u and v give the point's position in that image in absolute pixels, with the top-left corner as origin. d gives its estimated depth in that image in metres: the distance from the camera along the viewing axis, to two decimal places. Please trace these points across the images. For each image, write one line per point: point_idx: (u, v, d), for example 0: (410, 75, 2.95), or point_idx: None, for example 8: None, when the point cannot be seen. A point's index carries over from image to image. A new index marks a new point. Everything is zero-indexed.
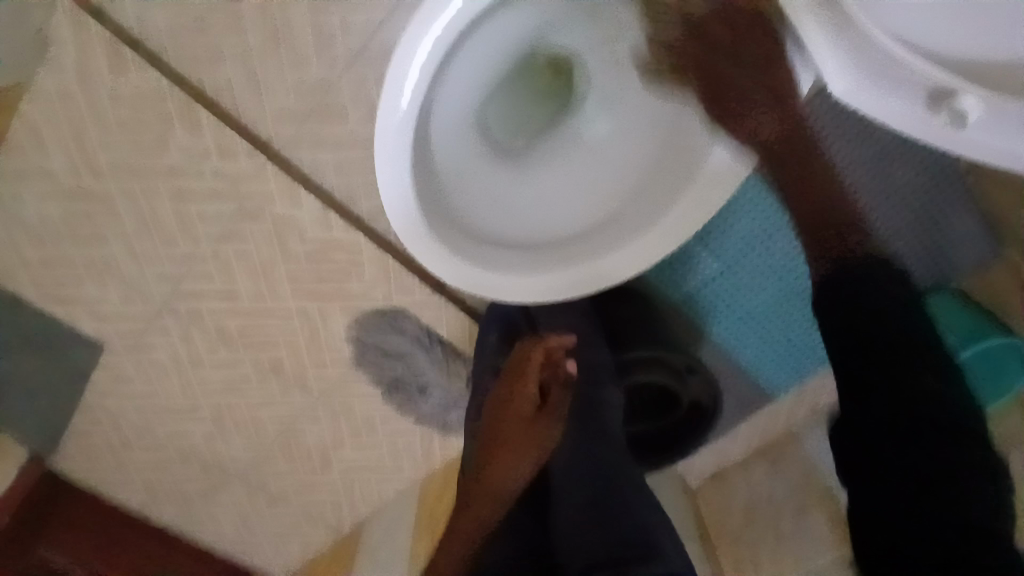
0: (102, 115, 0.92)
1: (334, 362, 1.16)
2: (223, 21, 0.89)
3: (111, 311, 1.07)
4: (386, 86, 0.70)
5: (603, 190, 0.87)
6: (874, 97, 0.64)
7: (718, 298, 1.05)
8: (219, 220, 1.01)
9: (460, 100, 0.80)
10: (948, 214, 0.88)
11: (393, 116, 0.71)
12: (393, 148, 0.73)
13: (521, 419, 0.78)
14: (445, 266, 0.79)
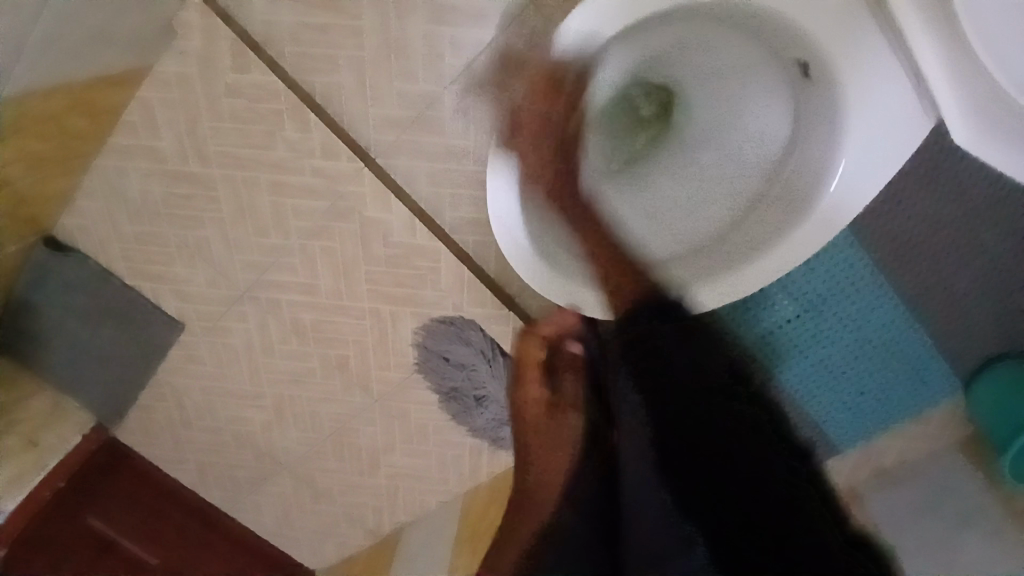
0: (218, 106, 0.99)
1: (400, 365, 1.17)
2: (344, 29, 0.94)
3: (195, 291, 1.14)
4: (510, 115, 0.77)
5: (698, 223, 0.87)
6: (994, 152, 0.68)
7: (793, 340, 1.05)
8: (311, 216, 1.05)
9: (569, 120, 0.84)
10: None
11: (513, 142, 0.79)
12: (509, 168, 0.79)
13: (534, 414, 0.80)
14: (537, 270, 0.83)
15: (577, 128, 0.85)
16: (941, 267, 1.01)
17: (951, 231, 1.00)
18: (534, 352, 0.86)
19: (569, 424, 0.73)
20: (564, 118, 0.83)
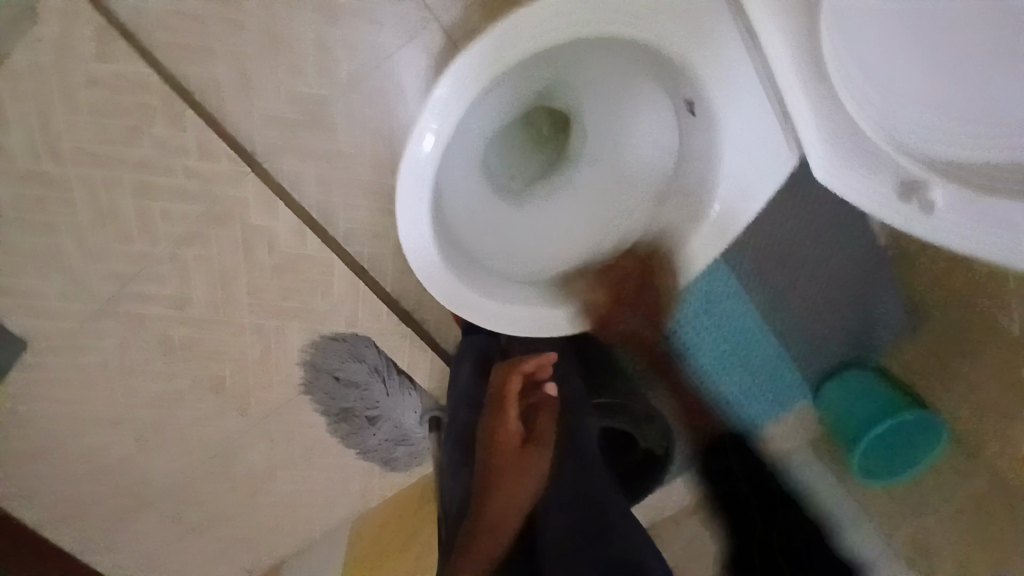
0: (78, 99, 0.87)
1: (282, 385, 1.11)
2: (225, 21, 0.88)
3: (46, 307, 0.99)
4: (414, 126, 0.70)
5: (590, 240, 0.86)
6: (852, 179, 0.68)
7: (677, 348, 1.10)
8: (183, 221, 0.96)
9: (467, 131, 0.81)
10: (876, 293, 1.10)
11: (417, 154, 0.71)
12: (415, 187, 0.73)
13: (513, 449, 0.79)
14: (447, 291, 0.78)
15: (472, 134, 0.82)
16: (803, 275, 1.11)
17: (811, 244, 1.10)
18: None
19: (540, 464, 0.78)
20: (462, 132, 0.80)
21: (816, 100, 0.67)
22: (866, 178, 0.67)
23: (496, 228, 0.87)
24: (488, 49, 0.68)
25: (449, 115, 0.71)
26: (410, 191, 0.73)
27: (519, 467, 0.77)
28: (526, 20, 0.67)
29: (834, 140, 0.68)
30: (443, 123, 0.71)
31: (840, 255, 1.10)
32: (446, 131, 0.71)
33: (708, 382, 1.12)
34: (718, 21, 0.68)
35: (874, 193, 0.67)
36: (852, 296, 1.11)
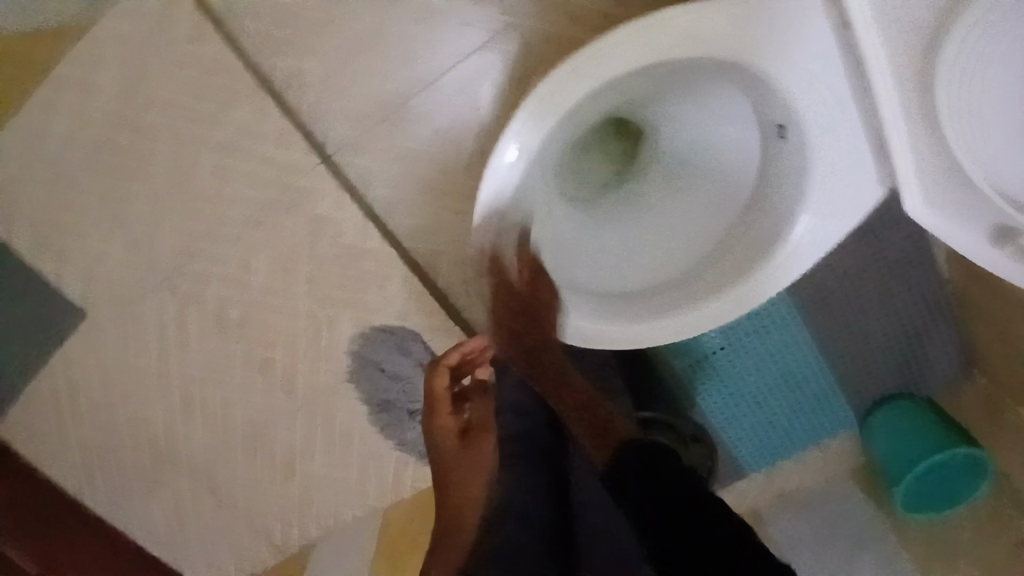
0: (169, 76, 0.93)
1: (329, 372, 1.12)
2: (318, 18, 0.91)
3: (109, 273, 1.04)
4: (502, 133, 0.69)
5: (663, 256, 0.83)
6: (948, 223, 0.64)
7: (717, 372, 1.11)
8: (252, 205, 0.97)
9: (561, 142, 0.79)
10: (931, 337, 1.12)
11: (505, 159, 0.70)
12: (497, 196, 0.71)
13: (454, 442, 0.87)
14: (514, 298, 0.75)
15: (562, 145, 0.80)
16: (863, 317, 1.10)
17: (871, 284, 1.09)
18: (440, 380, 0.87)
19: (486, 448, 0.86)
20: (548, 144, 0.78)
21: (917, 140, 0.63)
22: (959, 227, 0.64)
23: (569, 240, 0.84)
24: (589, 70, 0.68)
25: (539, 129, 0.69)
26: (494, 196, 0.71)
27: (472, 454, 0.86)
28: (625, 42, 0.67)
29: (930, 185, 0.64)
30: (532, 133, 0.69)
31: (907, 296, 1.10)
32: (534, 141, 0.70)
33: (742, 407, 1.14)
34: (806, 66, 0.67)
35: (966, 240, 0.64)
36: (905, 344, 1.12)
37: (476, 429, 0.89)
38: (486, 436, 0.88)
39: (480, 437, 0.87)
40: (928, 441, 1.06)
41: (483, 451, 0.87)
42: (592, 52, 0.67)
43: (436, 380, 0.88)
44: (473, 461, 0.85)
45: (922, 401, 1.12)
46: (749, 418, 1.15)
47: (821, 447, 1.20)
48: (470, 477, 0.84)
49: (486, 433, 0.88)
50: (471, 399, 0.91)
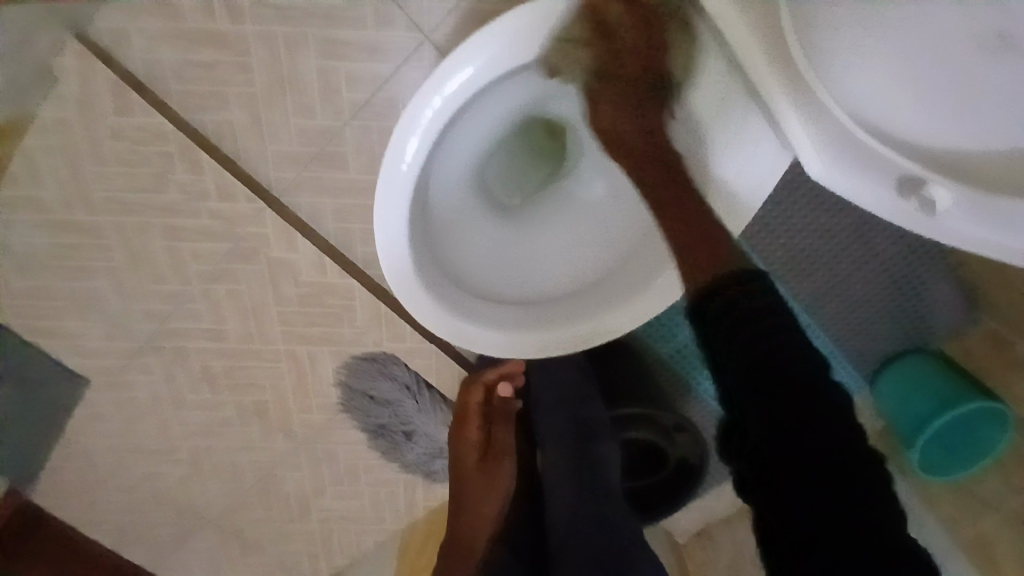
0: (104, 152, 0.92)
1: (320, 408, 1.14)
2: (232, 67, 0.88)
3: (93, 345, 1.06)
4: (389, 145, 0.69)
5: (591, 258, 0.81)
6: (852, 181, 0.58)
7: None
8: (211, 259, 1.00)
9: (463, 161, 0.79)
10: (930, 284, 1.02)
11: (394, 171, 0.69)
12: (394, 201, 0.70)
13: (474, 463, 0.88)
14: (429, 312, 0.75)
15: (467, 160, 0.80)
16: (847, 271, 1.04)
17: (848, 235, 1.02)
18: (474, 397, 0.90)
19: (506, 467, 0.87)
20: (452, 156, 0.77)
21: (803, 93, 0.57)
22: (861, 182, 0.57)
23: (495, 251, 0.83)
24: (465, 79, 0.67)
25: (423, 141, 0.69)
26: (389, 208, 0.70)
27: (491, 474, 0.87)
28: (494, 43, 0.66)
29: (827, 143, 0.57)
30: (416, 144, 0.69)
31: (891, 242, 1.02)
32: (420, 153, 0.69)
33: None
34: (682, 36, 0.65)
35: (872, 197, 0.57)
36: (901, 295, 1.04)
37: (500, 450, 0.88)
38: (505, 459, 0.87)
39: (500, 458, 0.87)
40: (938, 398, 0.98)
41: (503, 473, 0.87)
42: (462, 56, 0.66)
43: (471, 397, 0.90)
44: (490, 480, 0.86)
45: (932, 358, 1.03)
46: None
47: None
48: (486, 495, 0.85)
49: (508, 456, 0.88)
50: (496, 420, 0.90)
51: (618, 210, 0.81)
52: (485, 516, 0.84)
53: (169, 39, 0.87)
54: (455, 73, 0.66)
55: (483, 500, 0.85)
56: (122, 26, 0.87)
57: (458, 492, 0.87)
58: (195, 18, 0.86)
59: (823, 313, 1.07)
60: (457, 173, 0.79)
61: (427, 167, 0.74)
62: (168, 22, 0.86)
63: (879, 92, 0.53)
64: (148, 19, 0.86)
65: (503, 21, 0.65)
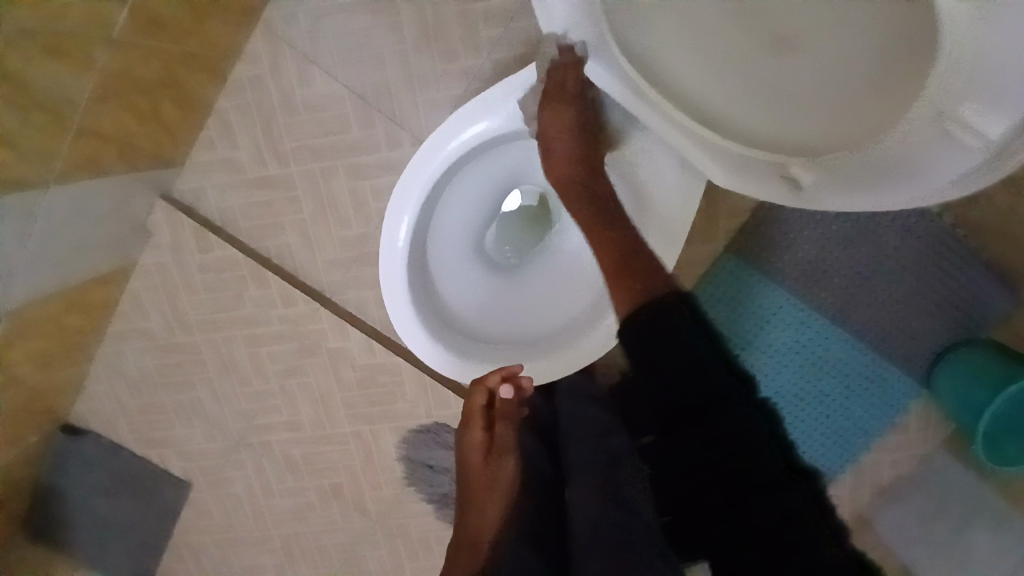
0: (194, 283, 1.16)
1: (388, 482, 1.25)
2: (282, 200, 1.12)
3: (196, 448, 1.26)
4: (385, 230, 0.83)
5: (585, 290, 0.88)
6: (750, 180, 0.67)
7: None
8: (283, 358, 1.19)
9: (454, 232, 0.89)
10: (962, 275, 1.05)
11: (394, 248, 0.83)
12: (394, 274, 0.83)
13: (477, 461, 0.87)
14: (443, 360, 0.85)
15: (463, 232, 0.90)
16: (865, 281, 1.09)
17: (851, 247, 1.09)
18: (477, 399, 0.85)
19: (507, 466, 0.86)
20: (447, 230, 0.89)
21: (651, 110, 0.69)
22: (756, 176, 0.67)
23: (499, 306, 0.91)
24: (438, 159, 0.80)
25: (411, 220, 0.82)
26: (395, 281, 0.84)
27: (498, 477, 0.86)
28: (451, 130, 0.80)
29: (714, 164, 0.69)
30: (406, 224, 0.82)
31: (897, 245, 1.07)
32: (411, 230, 0.82)
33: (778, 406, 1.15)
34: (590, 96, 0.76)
35: (766, 189, 0.67)
36: (927, 289, 1.07)
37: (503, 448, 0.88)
38: (506, 458, 0.87)
39: (502, 456, 0.87)
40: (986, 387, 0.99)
41: (504, 472, 0.86)
42: (431, 147, 0.80)
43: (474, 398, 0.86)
44: (494, 482, 0.86)
45: (983, 344, 1.04)
46: (795, 416, 1.15)
47: (900, 426, 1.13)
48: (491, 495, 0.85)
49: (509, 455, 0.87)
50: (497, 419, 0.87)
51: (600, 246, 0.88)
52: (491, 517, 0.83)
53: (235, 188, 1.13)
54: (428, 159, 0.81)
55: (486, 503, 0.85)
56: (199, 185, 1.14)
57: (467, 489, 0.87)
58: (252, 169, 1.11)
59: (851, 323, 1.11)
60: (457, 245, 0.90)
61: (421, 240, 0.86)
62: (233, 175, 1.12)
63: (710, 95, 0.64)
64: (217, 176, 1.12)
65: (456, 114, 0.79)
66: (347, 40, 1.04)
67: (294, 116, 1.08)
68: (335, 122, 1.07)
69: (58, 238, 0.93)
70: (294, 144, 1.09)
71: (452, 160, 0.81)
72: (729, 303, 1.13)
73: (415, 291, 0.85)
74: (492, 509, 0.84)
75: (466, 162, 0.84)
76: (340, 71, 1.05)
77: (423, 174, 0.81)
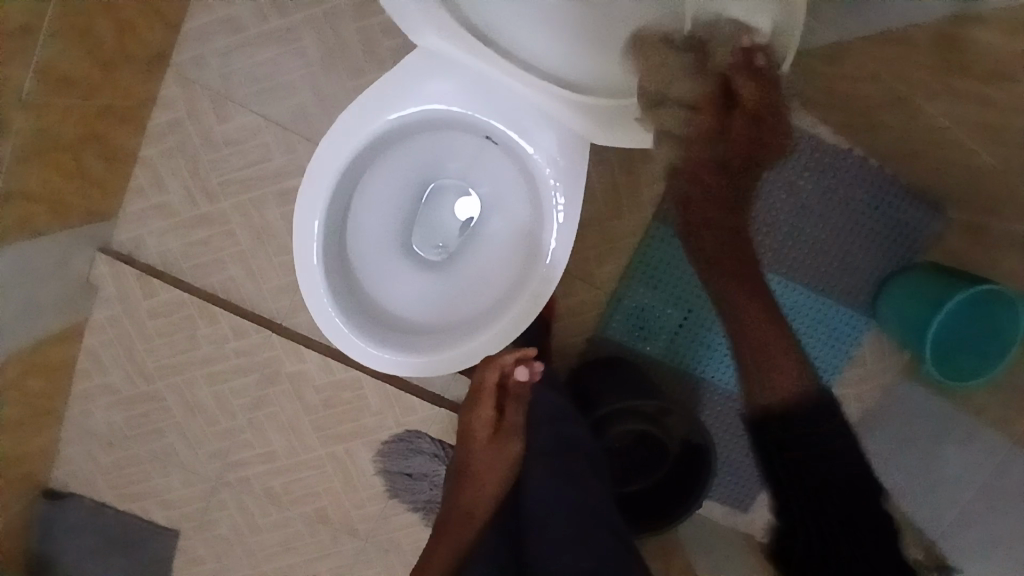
0: (148, 330, 1.19)
1: (370, 499, 1.24)
2: (220, 236, 1.15)
3: (176, 496, 1.26)
4: (296, 245, 0.82)
5: (506, 267, 0.89)
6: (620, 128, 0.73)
7: (692, 340, 1.14)
8: (247, 391, 1.21)
9: (370, 232, 0.91)
10: (883, 201, 1.08)
11: (309, 261, 0.82)
12: (316, 287, 0.82)
13: (483, 440, 0.89)
14: (379, 360, 0.84)
15: (377, 230, 0.92)
16: (793, 219, 1.10)
17: (776, 188, 1.10)
18: (489, 377, 0.84)
19: (513, 449, 0.89)
20: (363, 234, 0.91)
21: (521, 71, 0.71)
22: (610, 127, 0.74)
23: (427, 298, 0.92)
24: (333, 162, 0.80)
25: (320, 229, 0.82)
26: (317, 292, 0.83)
27: (498, 457, 0.88)
28: (340, 133, 0.79)
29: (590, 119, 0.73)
30: (317, 234, 0.82)
31: (815, 178, 1.09)
32: (322, 237, 0.82)
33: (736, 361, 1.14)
34: (457, 75, 0.77)
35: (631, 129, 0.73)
36: (851, 218, 1.09)
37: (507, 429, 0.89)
38: (513, 441, 0.89)
39: (510, 438, 0.89)
40: (931, 295, 0.99)
41: (510, 454, 0.88)
42: (324, 153, 0.80)
43: (485, 376, 0.85)
44: (497, 462, 0.88)
45: (927, 267, 1.03)
46: None
47: (854, 359, 1.15)
48: (493, 472, 0.88)
49: (514, 438, 0.89)
50: (506, 402, 0.88)
51: (511, 222, 0.90)
52: (490, 495, 0.88)
53: (172, 232, 1.16)
54: (324, 163, 0.80)
55: (486, 479, 0.88)
56: (137, 235, 1.17)
57: (464, 463, 0.89)
58: (186, 211, 1.14)
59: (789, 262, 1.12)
60: (374, 244, 0.92)
61: (336, 249, 0.86)
62: (168, 220, 1.15)
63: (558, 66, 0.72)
64: (154, 223, 1.16)
65: (342, 115, 0.79)
66: (255, 73, 1.08)
67: (217, 154, 1.12)
68: (257, 152, 1.11)
69: (4, 302, 0.95)
70: (222, 179, 1.13)
71: (349, 161, 0.81)
72: (670, 265, 1.12)
73: (341, 299, 0.84)
74: (491, 488, 0.88)
75: (367, 162, 0.85)
76: (255, 103, 1.10)
77: (323, 181, 0.80)
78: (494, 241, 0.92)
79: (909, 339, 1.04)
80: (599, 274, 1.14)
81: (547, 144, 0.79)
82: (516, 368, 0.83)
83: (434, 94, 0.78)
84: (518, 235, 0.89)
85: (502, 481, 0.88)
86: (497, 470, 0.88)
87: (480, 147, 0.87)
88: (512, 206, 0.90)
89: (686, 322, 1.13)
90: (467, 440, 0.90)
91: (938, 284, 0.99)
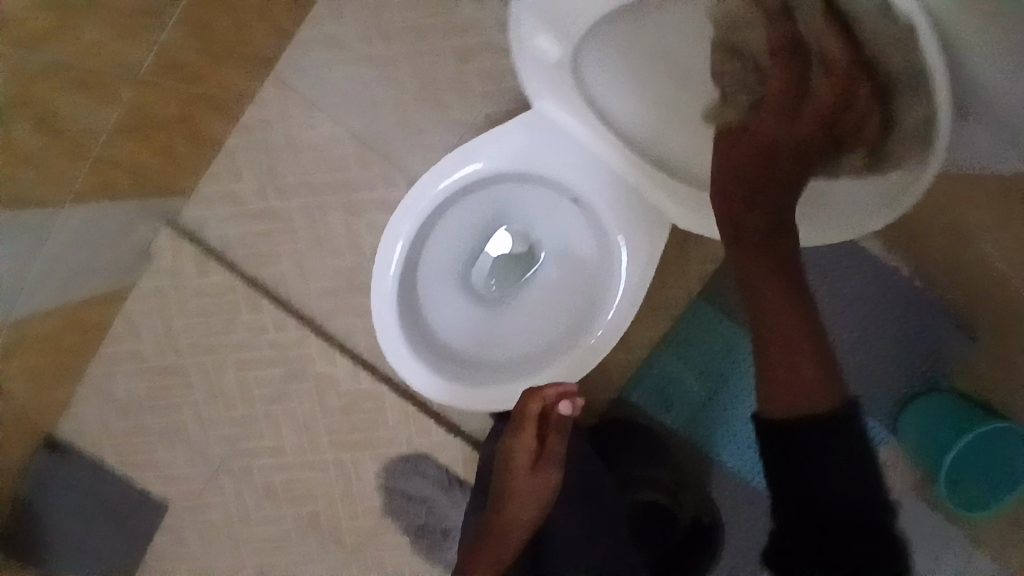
0: (190, 307, 1.21)
1: (366, 513, 1.24)
2: (281, 231, 1.18)
3: (177, 472, 1.26)
4: (375, 263, 0.86)
5: (561, 321, 0.92)
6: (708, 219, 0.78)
7: (715, 418, 1.15)
8: (271, 383, 1.23)
9: (440, 262, 0.94)
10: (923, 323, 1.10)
11: (384, 281, 0.85)
12: (384, 307, 0.86)
13: (523, 469, 0.83)
14: (429, 386, 0.87)
15: (446, 262, 0.95)
16: (833, 325, 1.14)
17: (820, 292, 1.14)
18: (533, 407, 0.82)
19: (552, 478, 0.84)
20: (434, 262, 0.94)
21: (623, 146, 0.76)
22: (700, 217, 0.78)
23: (480, 334, 0.95)
24: (426, 194, 0.85)
25: (400, 254, 0.86)
26: (385, 312, 0.86)
27: (535, 486, 0.83)
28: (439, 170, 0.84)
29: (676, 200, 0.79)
30: (397, 257, 0.86)
31: (861, 289, 1.13)
32: (400, 261, 0.86)
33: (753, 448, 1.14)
34: (559, 138, 0.83)
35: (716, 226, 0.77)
36: (889, 332, 1.12)
37: (548, 457, 0.84)
38: (553, 470, 0.84)
39: (550, 468, 0.84)
40: (954, 422, 1.03)
41: (549, 483, 0.83)
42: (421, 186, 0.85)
43: (527, 404, 0.82)
44: (534, 490, 0.83)
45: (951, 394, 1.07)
46: None
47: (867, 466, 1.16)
48: (528, 502, 0.83)
49: (554, 468, 0.84)
50: (548, 432, 0.84)
51: (574, 278, 0.93)
52: (523, 524, 0.82)
53: (236, 219, 1.19)
54: (419, 194, 0.85)
55: (520, 506, 0.83)
56: (201, 215, 1.20)
57: (505, 488, 0.84)
58: (254, 201, 1.18)
59: None
60: (440, 274, 0.95)
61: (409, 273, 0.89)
62: (235, 206, 1.19)
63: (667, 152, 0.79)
64: (220, 207, 1.20)
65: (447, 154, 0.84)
66: (351, 87, 1.13)
67: (297, 154, 1.16)
68: (334, 159, 1.15)
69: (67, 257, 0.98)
70: (295, 179, 1.16)
71: (441, 195, 0.85)
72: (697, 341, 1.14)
73: (405, 321, 0.88)
74: (527, 516, 0.82)
75: (455, 199, 0.90)
76: (342, 114, 1.14)
77: (413, 210, 0.85)
78: (554, 293, 0.95)
79: (924, 457, 1.08)
80: (635, 338, 1.17)
81: (628, 212, 0.84)
82: (561, 402, 0.81)
83: (536, 151, 0.84)
84: (579, 292, 0.92)
85: (535, 512, 0.83)
86: (532, 500, 0.83)
87: (559, 204, 0.92)
88: (579, 263, 0.93)
89: (711, 399, 1.15)
90: (509, 470, 0.84)
91: (959, 411, 1.04)
